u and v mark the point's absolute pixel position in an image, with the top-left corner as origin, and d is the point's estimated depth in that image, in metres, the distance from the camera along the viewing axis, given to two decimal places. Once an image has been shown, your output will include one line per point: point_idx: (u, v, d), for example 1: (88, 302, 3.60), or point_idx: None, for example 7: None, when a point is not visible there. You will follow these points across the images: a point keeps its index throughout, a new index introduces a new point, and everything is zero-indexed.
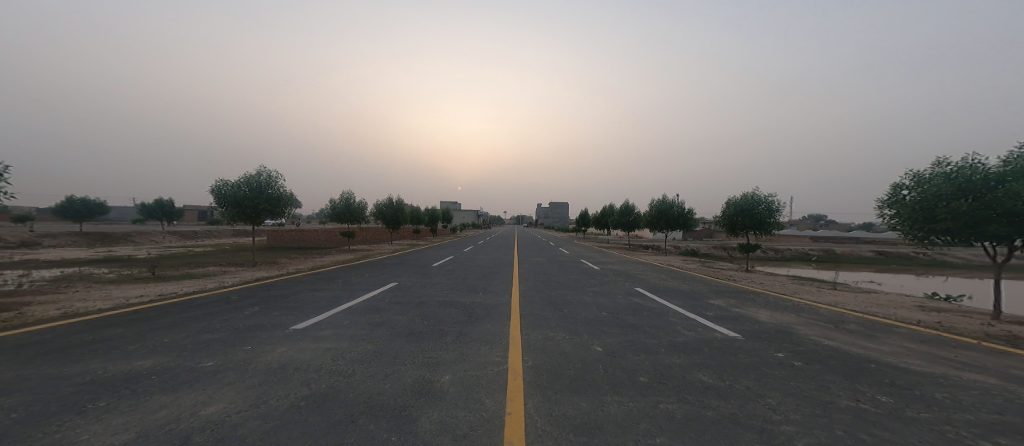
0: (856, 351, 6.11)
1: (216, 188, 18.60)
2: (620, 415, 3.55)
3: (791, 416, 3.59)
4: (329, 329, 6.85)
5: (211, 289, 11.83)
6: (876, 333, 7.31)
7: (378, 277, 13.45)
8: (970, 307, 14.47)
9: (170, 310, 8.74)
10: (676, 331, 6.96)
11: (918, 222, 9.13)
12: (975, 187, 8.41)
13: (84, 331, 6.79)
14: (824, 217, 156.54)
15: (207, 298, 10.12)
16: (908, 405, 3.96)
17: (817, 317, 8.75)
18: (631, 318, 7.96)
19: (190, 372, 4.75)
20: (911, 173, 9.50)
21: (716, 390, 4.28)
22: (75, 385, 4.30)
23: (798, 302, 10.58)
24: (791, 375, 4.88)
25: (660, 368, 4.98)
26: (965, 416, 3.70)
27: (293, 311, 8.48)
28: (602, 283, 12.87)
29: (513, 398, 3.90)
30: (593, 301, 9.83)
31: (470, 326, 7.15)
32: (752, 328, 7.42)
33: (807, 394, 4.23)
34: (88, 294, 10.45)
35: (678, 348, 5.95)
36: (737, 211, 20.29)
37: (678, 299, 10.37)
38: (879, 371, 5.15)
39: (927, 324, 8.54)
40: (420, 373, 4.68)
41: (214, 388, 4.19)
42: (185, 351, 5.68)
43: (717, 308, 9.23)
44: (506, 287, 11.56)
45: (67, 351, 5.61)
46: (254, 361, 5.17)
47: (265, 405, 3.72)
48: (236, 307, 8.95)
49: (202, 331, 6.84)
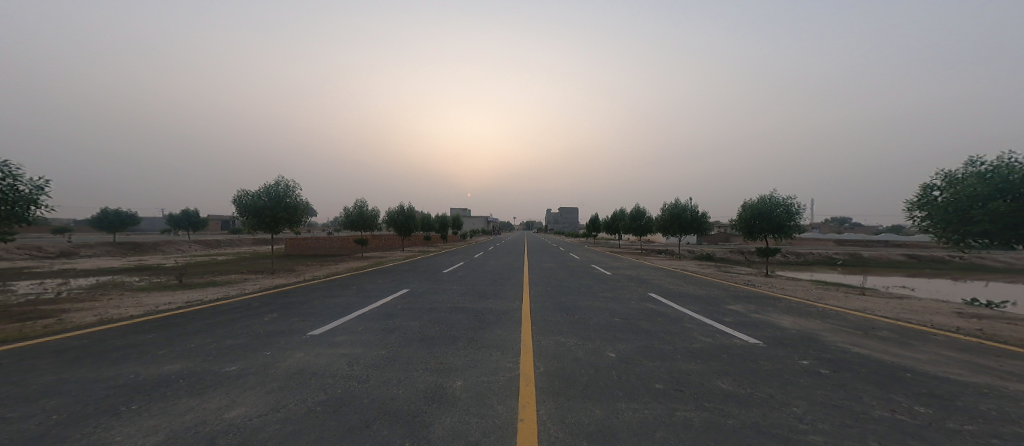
0: (884, 358, 5.90)
1: (237, 198, 19.26)
2: (635, 423, 3.52)
3: (817, 426, 3.51)
4: (346, 335, 6.99)
5: (234, 296, 12.19)
6: (909, 341, 7.03)
7: (392, 284, 13.65)
8: (1012, 313, 13.74)
9: (196, 316, 9.07)
10: (692, 337, 6.86)
11: (952, 224, 8.80)
12: (1013, 187, 8.11)
13: (118, 337, 7.10)
14: (847, 220, 151.43)
15: (229, 305, 10.46)
16: (946, 417, 3.80)
17: (842, 323, 8.46)
18: (645, 324, 7.88)
19: (215, 376, 4.91)
20: (942, 173, 9.21)
21: (735, 397, 4.21)
22: (110, 388, 4.50)
23: (823, 307, 10.28)
24: (813, 383, 4.76)
25: (676, 375, 4.93)
26: (1008, 429, 3.54)
27: (311, 317, 8.67)
28: (616, 288, 12.73)
29: (525, 404, 3.93)
30: (607, 306, 9.75)
31: (484, 332, 7.19)
32: (772, 335, 7.24)
33: (833, 403, 4.11)
34: (121, 301, 10.94)
35: (693, 354, 5.88)
36: (754, 214, 19.89)
37: (694, 304, 10.19)
38: (910, 380, 4.96)
39: (967, 331, 8.17)
40: (433, 379, 4.74)
41: (237, 393, 4.34)
42: (210, 356, 5.89)
43: (735, 314, 9.04)
44: (518, 294, 11.55)
45: (100, 356, 5.88)
46: (274, 366, 5.32)
47: (285, 410, 3.82)
48: (257, 313, 9.22)
49: (226, 336, 7.08)
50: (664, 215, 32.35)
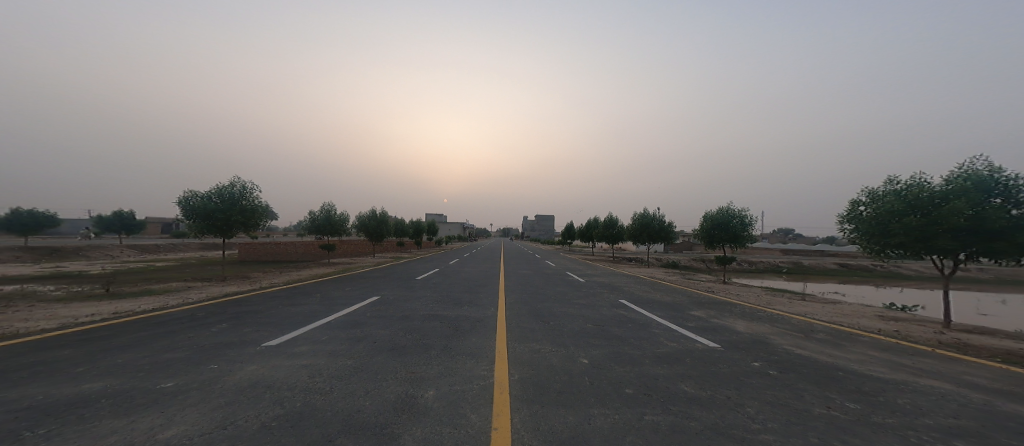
0: (824, 359, 6.41)
1: (185, 200, 17.90)
2: (607, 428, 3.61)
3: (769, 425, 3.74)
4: (307, 345, 6.66)
5: (172, 305, 11.22)
6: (842, 342, 7.72)
7: (359, 291, 13.19)
8: (927, 317, 15.38)
9: (136, 328, 8.33)
10: (658, 342, 7.16)
11: (873, 236, 9.82)
12: (921, 204, 9.09)
13: (30, 354, 6.35)
14: (793, 231, 163.84)
15: (169, 315, 9.65)
16: (873, 411, 4.19)
17: (790, 327, 9.11)
18: (616, 329, 8.11)
19: (148, 394, 4.52)
20: (866, 190, 10.23)
21: (697, 400, 4.42)
22: (18, 412, 4.02)
23: (770, 312, 11.07)
24: (765, 384, 5.09)
25: (645, 379, 5.10)
26: (923, 420, 3.95)
27: (265, 327, 8.20)
28: (586, 295, 12.95)
29: (499, 412, 3.92)
30: (580, 312, 9.97)
31: (456, 340, 7.09)
32: (729, 338, 7.70)
33: (782, 402, 4.41)
34: (32, 313, 9.76)
35: (660, 359, 6.11)
36: (713, 225, 21.04)
37: (661, 310, 10.62)
38: (845, 378, 5.44)
39: (887, 333, 9.08)
40: (403, 389, 4.62)
41: (177, 410, 4.02)
42: (148, 372, 5.40)
43: (698, 319, 9.52)
44: (491, 300, 11.49)
45: (9, 376, 5.23)
46: (221, 380, 4.98)
47: (234, 427, 3.58)
48: (203, 324, 8.57)
49: (165, 350, 6.52)
50: (634, 224, 33.26)
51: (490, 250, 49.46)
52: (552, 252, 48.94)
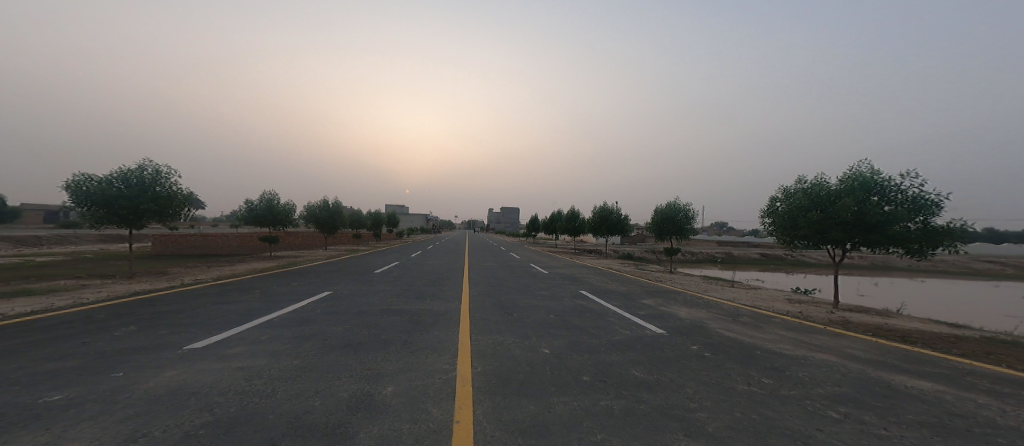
0: (748, 340, 7.03)
1: (75, 185, 15.13)
2: (566, 415, 3.60)
3: (704, 404, 3.95)
4: (236, 344, 6.02)
5: (64, 306, 9.65)
6: (761, 324, 8.57)
7: (303, 286, 12.28)
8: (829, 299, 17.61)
9: (18, 332, 7.05)
10: (612, 330, 7.40)
11: (784, 230, 11.06)
12: (822, 202, 10.32)
13: None
14: (726, 225, 179.08)
15: (60, 317, 8.27)
16: (782, 385, 4.65)
17: (722, 311, 9.95)
18: (575, 319, 8.29)
19: (21, 405, 3.67)
20: (781, 188, 11.43)
21: (646, 384, 4.59)
22: None
23: (700, 298, 12.08)
24: (702, 365, 5.45)
25: (601, 366, 5.23)
26: (818, 390, 4.42)
27: (187, 327, 7.30)
28: (544, 286, 13.11)
29: (459, 407, 3.76)
30: (539, 303, 10.07)
31: (411, 333, 6.79)
32: (674, 324, 8.20)
33: (715, 381, 4.74)
34: None
35: (615, 345, 6.30)
36: (662, 218, 22.33)
37: (615, 299, 11.06)
38: (763, 356, 6.00)
39: (791, 313, 10.30)
40: (356, 387, 4.28)
41: (65, 422, 3.27)
42: (28, 382, 4.43)
43: (648, 307, 10.05)
44: (448, 293, 11.21)
45: None
46: (129, 388, 4.21)
47: (149, 437, 3.00)
48: (105, 326, 7.43)
49: (47, 357, 5.52)
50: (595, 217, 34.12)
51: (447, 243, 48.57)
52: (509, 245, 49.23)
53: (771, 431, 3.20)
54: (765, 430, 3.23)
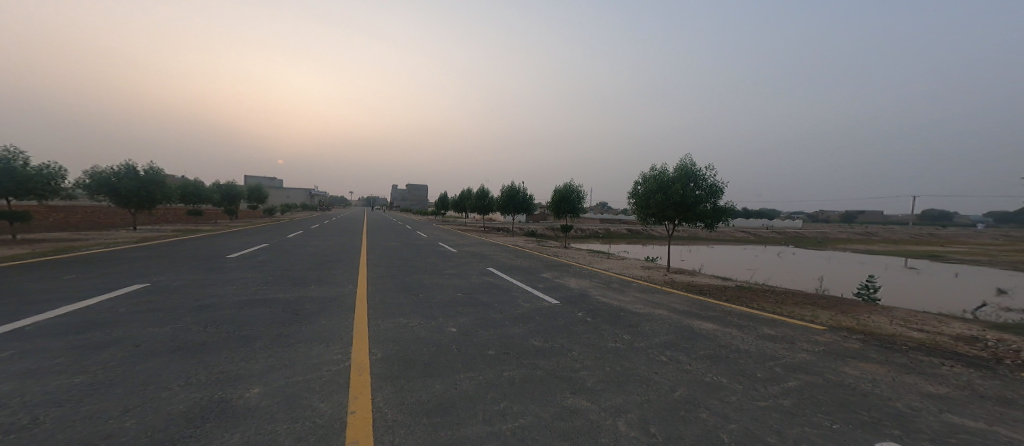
0: (612, 297, 7.08)
1: None
2: (468, 386, 2.85)
3: (586, 362, 3.60)
4: None
5: None
6: (620, 279, 9.21)
7: (60, 265, 8.30)
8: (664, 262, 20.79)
9: None
10: (502, 291, 6.71)
11: (638, 209, 12.97)
12: (664, 186, 12.31)
13: None
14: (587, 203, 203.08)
15: None
16: (639, 335, 4.71)
17: (593, 270, 10.42)
18: (460, 279, 7.31)
19: None
20: (639, 175, 13.27)
21: (537, 346, 4.00)
22: None
23: (568, 260, 12.52)
24: (581, 322, 5.13)
25: (495, 334, 4.27)
26: (658, 337, 4.68)
27: None
28: (415, 251, 11.46)
29: (372, 400, 2.49)
30: (420, 265, 8.79)
31: (216, 307, 4.68)
32: (557, 281, 8.07)
33: (587, 337, 4.49)
34: None
35: (519, 319, 4.96)
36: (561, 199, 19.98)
37: (502, 261, 10.56)
38: (624, 311, 6.00)
39: (639, 272, 11.41)
40: (208, 384, 2.63)
41: None
42: None
43: (533, 268, 9.83)
44: (286, 262, 8.61)
45: None
46: None
47: None
48: None
49: None
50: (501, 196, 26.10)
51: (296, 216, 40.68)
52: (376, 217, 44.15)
53: (628, 379, 3.24)
54: (623, 378, 3.23)
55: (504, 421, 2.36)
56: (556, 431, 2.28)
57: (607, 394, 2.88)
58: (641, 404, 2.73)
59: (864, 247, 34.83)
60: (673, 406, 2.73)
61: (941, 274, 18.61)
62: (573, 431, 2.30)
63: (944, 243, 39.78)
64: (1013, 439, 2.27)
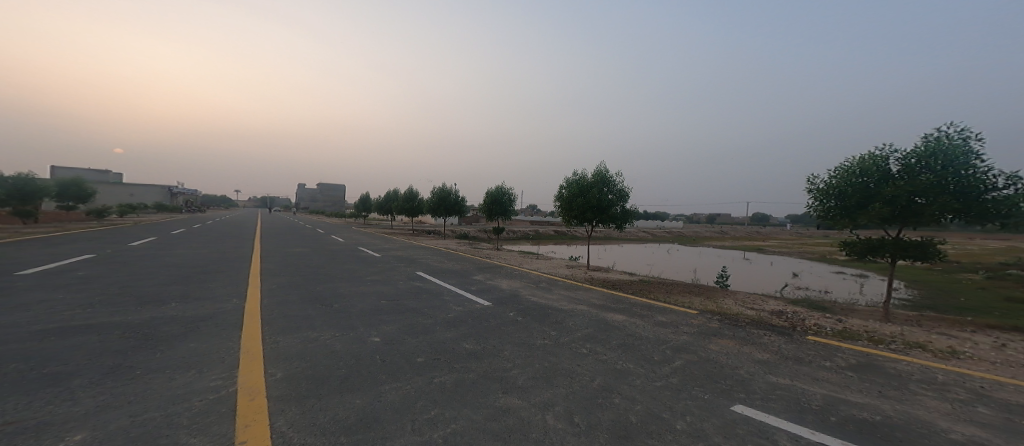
0: (538, 294, 7.16)
1: None
2: (393, 394, 2.62)
3: (516, 360, 3.56)
4: None
5: None
6: (545, 278, 9.40)
7: None
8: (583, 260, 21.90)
9: None
10: (427, 292, 6.31)
11: (562, 212, 13.62)
12: (585, 191, 13.09)
13: None
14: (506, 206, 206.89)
15: None
16: (565, 330, 4.82)
17: (518, 269, 10.47)
18: (379, 285, 6.68)
19: None
20: (564, 179, 13.90)
21: (465, 346, 3.82)
22: None
23: (492, 259, 12.38)
24: (510, 320, 5.06)
25: (421, 336, 3.98)
26: (582, 331, 4.85)
27: None
28: (323, 257, 10.23)
29: (275, 425, 2.13)
30: (331, 272, 7.87)
31: (42, 333, 3.60)
32: (483, 282, 7.89)
33: (516, 334, 4.45)
34: None
35: (451, 323, 4.58)
36: (491, 202, 19.17)
37: (426, 262, 10.02)
38: (550, 307, 6.11)
39: (561, 271, 11.74)
40: (29, 431, 1.99)
41: None
42: None
43: (459, 268, 9.50)
44: (151, 274, 6.99)
45: None
46: None
47: None
48: None
49: None
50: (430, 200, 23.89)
51: (166, 219, 33.62)
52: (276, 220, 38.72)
53: (555, 373, 3.31)
54: (550, 373, 3.31)
55: (435, 429, 2.23)
56: (487, 433, 2.23)
57: (536, 391, 2.91)
58: (566, 397, 2.83)
59: (736, 244, 41.35)
60: (596, 395, 2.86)
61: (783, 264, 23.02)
62: (505, 430, 2.28)
63: (792, 239, 49.20)
64: (850, 392, 2.84)
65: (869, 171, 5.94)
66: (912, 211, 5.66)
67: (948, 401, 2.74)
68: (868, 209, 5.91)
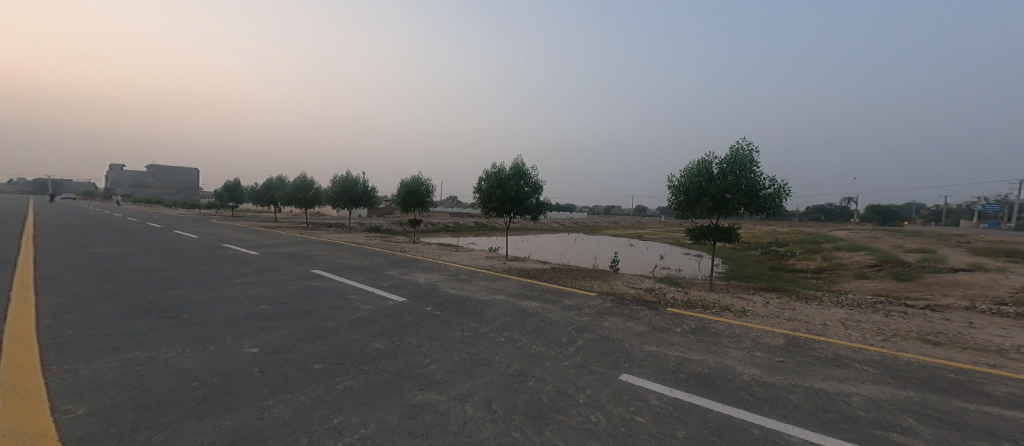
0: (456, 287, 7.10)
1: None
2: (291, 408, 2.38)
3: (432, 355, 3.50)
4: None
5: None
6: (463, 269, 9.33)
7: None
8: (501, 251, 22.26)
9: None
10: (334, 293, 5.79)
11: (481, 203, 13.70)
12: (504, 182, 13.30)
13: None
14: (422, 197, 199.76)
15: None
16: (483, 322, 4.86)
17: (436, 262, 10.20)
18: (277, 288, 5.94)
19: None
20: (482, 171, 13.92)
21: (376, 346, 3.61)
22: None
23: (407, 252, 11.84)
24: (427, 315, 4.93)
25: (326, 341, 3.66)
26: (499, 321, 4.95)
27: None
28: (192, 257, 8.59)
29: None
30: (213, 274, 6.74)
31: None
32: (398, 277, 7.52)
33: (433, 329, 4.36)
34: None
35: (355, 324, 4.32)
36: (405, 192, 18.39)
37: (333, 260, 9.16)
38: (468, 299, 6.10)
39: (479, 262, 11.73)
40: None
41: None
42: None
43: (370, 264, 8.89)
44: None
45: None
46: None
47: None
48: None
49: None
50: (333, 189, 21.71)
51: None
52: (129, 211, 31.40)
53: (473, 363, 3.35)
54: (467, 364, 3.33)
55: (340, 437, 2.11)
56: (402, 432, 2.19)
57: (454, 383, 2.92)
58: (484, 385, 2.90)
59: (632, 231, 46.23)
60: (511, 382, 2.97)
61: (668, 249, 26.54)
62: (421, 427, 2.26)
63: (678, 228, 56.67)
64: (717, 354, 3.41)
65: (704, 172, 7.15)
66: (730, 204, 6.96)
67: (782, 353, 3.47)
68: (700, 202, 7.17)
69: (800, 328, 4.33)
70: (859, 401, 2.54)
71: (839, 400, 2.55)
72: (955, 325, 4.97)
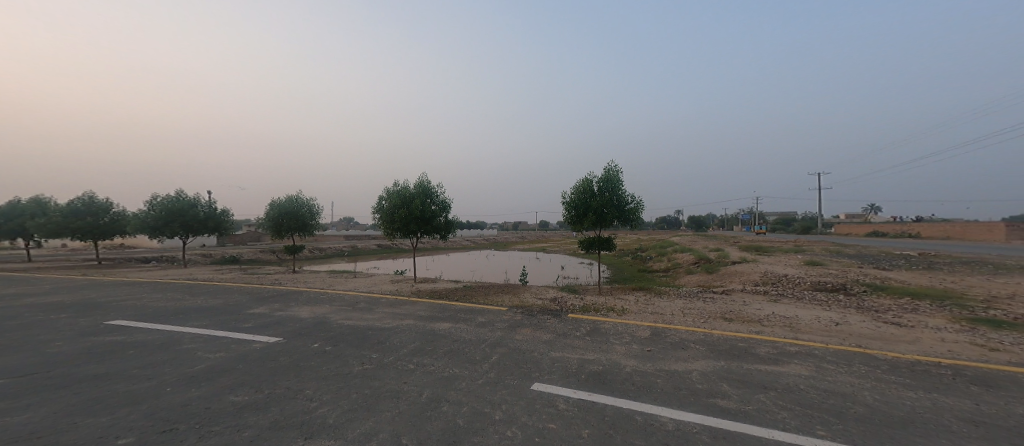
0: (357, 317, 6.54)
1: None
2: None
3: (327, 396, 3.17)
4: None
5: None
6: (366, 297, 8.67)
7: None
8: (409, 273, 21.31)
9: None
10: (202, 342, 4.86)
11: (385, 224, 13.02)
12: (408, 201, 12.84)
13: None
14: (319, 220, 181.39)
15: None
16: (389, 351, 4.57)
17: (334, 292, 9.29)
18: (117, 345, 4.75)
19: None
20: (384, 190, 13.29)
21: (258, 398, 3.15)
22: None
23: (298, 284, 10.57)
24: (322, 354, 4.44)
25: (190, 402, 3.05)
26: (407, 347, 4.72)
27: None
28: None
29: None
30: (10, 338, 5.10)
31: None
32: (287, 315, 6.65)
33: (330, 367, 3.95)
34: None
35: (230, 375, 3.69)
36: (283, 214, 16.40)
37: (200, 302, 7.69)
38: (371, 329, 5.67)
39: (384, 288, 11.02)
40: None
41: None
42: None
43: (251, 303, 7.69)
44: None
45: None
46: None
47: None
48: None
49: None
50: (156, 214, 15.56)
51: None
52: None
53: (377, 398, 3.13)
54: (369, 400, 3.10)
55: None
56: None
57: (352, 424, 2.68)
58: (387, 420, 2.72)
59: (533, 245, 48.14)
60: (417, 411, 2.84)
61: (570, 259, 28.53)
62: None
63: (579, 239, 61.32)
64: (609, 352, 3.74)
65: (589, 189, 7.95)
66: (611, 217, 7.82)
67: (661, 343, 3.98)
68: (586, 217, 7.90)
69: (660, 320, 4.99)
70: (700, 377, 3.03)
71: (700, 377, 3.02)
72: (768, 304, 6.26)
